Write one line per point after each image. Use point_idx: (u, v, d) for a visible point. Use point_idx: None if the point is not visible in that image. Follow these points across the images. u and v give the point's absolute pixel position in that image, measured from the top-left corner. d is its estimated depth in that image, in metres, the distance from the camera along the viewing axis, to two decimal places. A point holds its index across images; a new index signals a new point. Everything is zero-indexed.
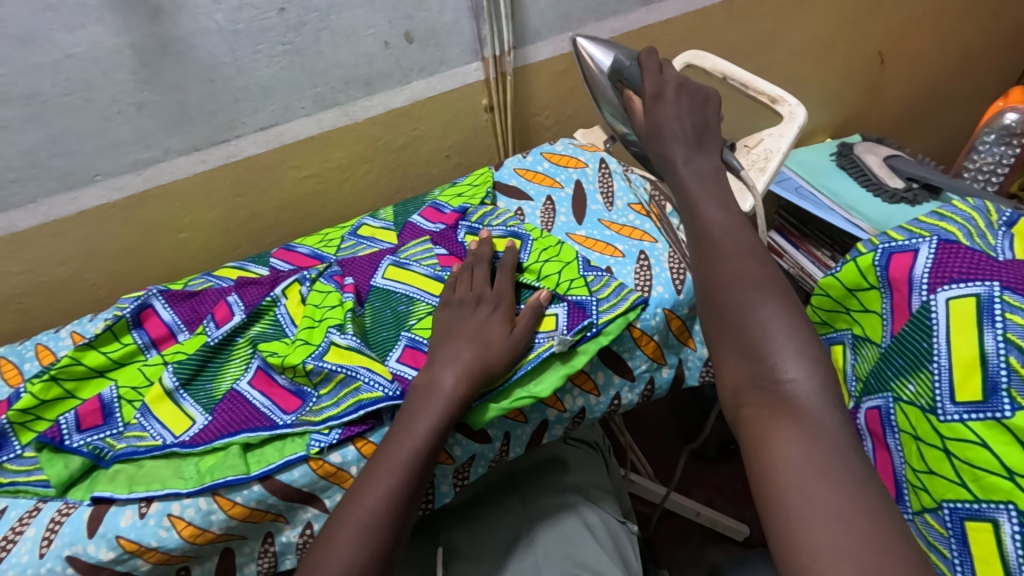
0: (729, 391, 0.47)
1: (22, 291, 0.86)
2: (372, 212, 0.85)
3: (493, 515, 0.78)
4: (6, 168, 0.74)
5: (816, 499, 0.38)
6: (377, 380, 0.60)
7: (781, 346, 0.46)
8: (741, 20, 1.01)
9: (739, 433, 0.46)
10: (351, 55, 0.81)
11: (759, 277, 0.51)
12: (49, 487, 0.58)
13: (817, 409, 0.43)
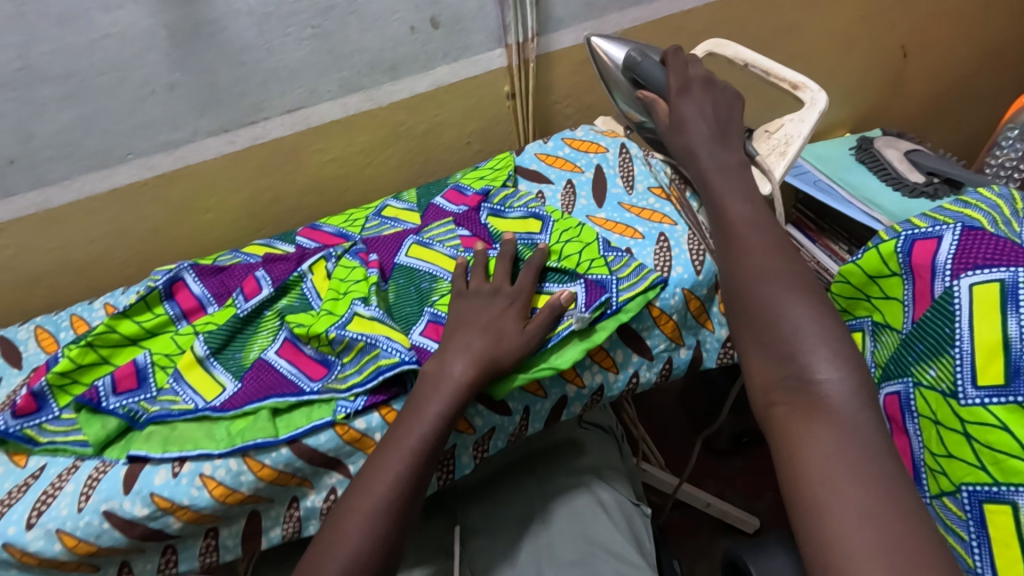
0: (760, 391, 0.48)
1: (53, 268, 0.87)
2: (396, 194, 0.86)
3: (509, 490, 0.80)
4: (43, 145, 0.76)
5: (846, 499, 0.39)
6: (395, 347, 0.61)
7: (813, 347, 0.46)
8: (762, 10, 1.02)
9: (770, 432, 0.47)
10: (377, 40, 0.81)
11: (785, 276, 0.51)
12: (87, 445, 0.60)
13: (847, 406, 0.44)
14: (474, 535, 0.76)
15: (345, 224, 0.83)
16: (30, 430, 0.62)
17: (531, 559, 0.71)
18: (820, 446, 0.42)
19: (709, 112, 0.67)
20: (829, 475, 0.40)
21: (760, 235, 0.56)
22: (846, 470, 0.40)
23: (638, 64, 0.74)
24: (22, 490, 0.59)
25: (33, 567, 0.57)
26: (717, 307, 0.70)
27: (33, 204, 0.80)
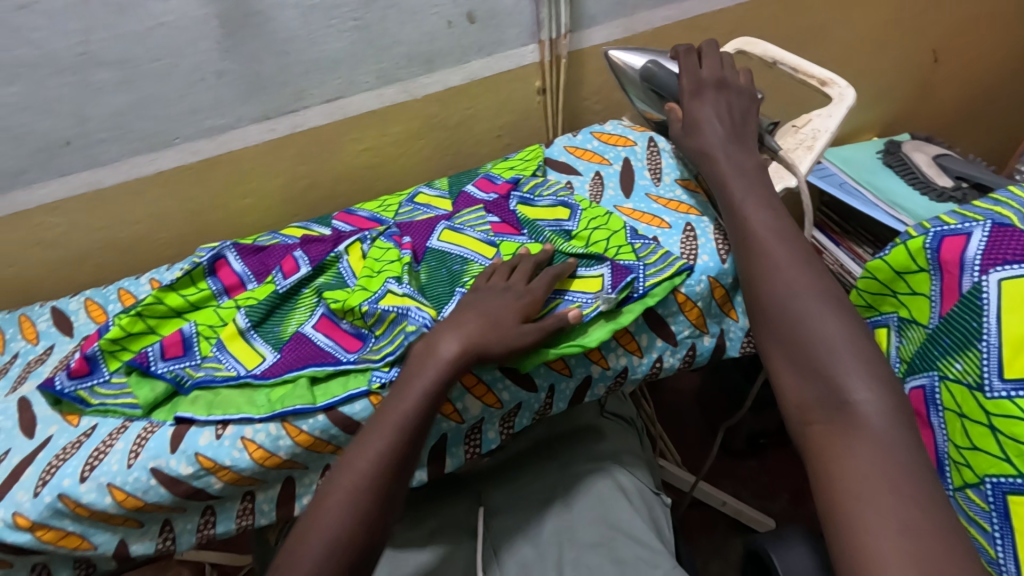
0: (795, 409, 0.50)
1: (99, 247, 0.88)
2: (428, 183, 0.90)
3: (530, 471, 0.82)
4: (96, 127, 0.77)
5: (882, 512, 0.40)
6: (424, 317, 0.63)
7: (848, 369, 0.48)
8: (792, 11, 1.04)
9: (805, 450, 0.48)
10: (415, 33, 0.84)
11: (816, 294, 0.53)
12: (137, 408, 0.64)
13: (883, 423, 0.45)
14: (496, 514, 0.76)
15: (379, 209, 0.86)
16: (83, 392, 0.65)
17: (552, 540, 0.72)
18: (856, 461, 0.43)
19: (724, 112, 0.70)
20: (862, 488, 0.42)
21: (789, 249, 0.58)
22: (882, 483, 0.42)
23: (656, 74, 0.77)
24: (76, 446, 0.62)
25: (84, 518, 0.60)
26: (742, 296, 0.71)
27: (85, 183, 0.81)
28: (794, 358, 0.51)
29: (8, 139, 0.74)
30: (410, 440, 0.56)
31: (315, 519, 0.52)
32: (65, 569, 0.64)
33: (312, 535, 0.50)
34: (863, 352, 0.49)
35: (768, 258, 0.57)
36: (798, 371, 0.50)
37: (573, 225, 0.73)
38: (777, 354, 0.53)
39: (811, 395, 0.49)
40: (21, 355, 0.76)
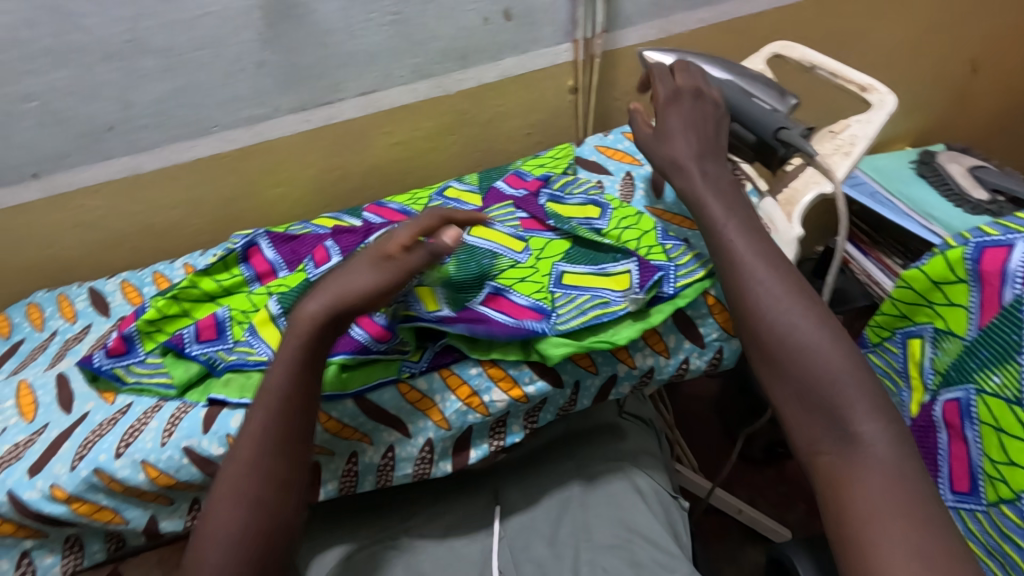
0: (803, 440, 0.52)
1: (134, 231, 0.90)
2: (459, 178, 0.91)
3: (544, 466, 0.80)
4: (139, 114, 0.79)
5: (902, 542, 0.45)
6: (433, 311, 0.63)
7: (851, 402, 0.51)
8: (829, 16, 1.02)
9: (814, 478, 0.52)
10: (452, 28, 0.84)
11: (817, 323, 0.55)
12: (171, 388, 0.65)
13: (886, 454, 0.49)
14: (513, 513, 0.75)
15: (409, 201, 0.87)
16: (120, 370, 0.67)
17: (568, 540, 0.72)
18: (871, 496, 0.47)
19: (696, 123, 0.65)
20: (878, 520, 0.46)
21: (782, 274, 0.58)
22: (895, 513, 0.46)
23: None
24: (112, 423, 0.64)
25: (118, 493, 0.62)
26: None
27: (125, 168, 0.83)
28: (796, 392, 0.53)
29: (54, 122, 0.76)
30: (278, 426, 0.56)
31: (217, 515, 0.54)
32: (96, 542, 0.66)
33: (214, 532, 0.54)
34: (860, 384, 0.52)
35: (761, 281, 0.57)
36: (801, 403, 0.53)
37: (603, 225, 0.73)
38: (775, 381, 0.55)
39: (815, 428, 0.52)
40: (60, 333, 0.79)
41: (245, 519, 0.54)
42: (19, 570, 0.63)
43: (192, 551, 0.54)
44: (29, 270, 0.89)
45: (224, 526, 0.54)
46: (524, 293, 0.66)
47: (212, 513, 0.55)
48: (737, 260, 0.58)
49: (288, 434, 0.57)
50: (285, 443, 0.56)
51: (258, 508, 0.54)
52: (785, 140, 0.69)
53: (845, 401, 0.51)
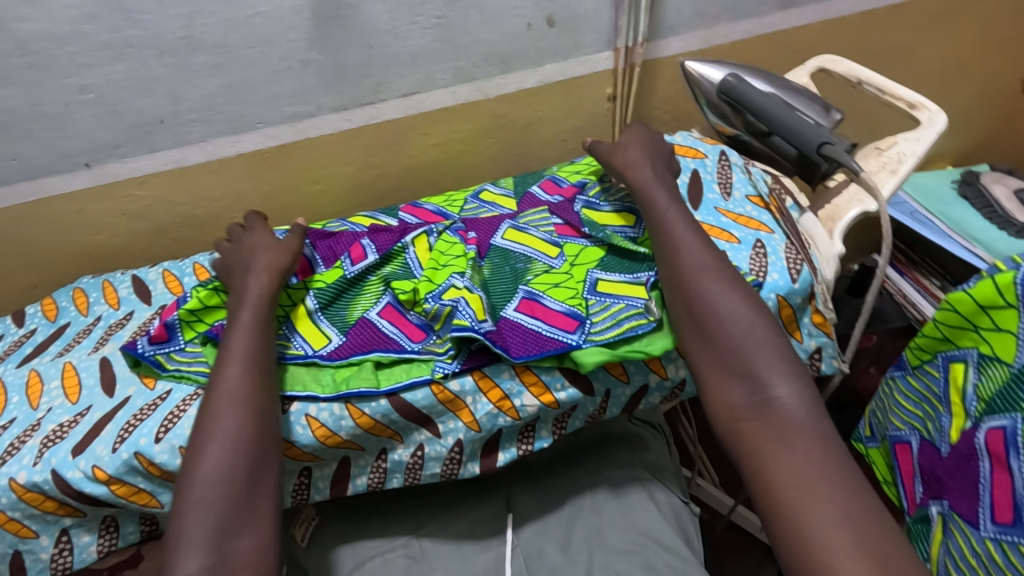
0: (727, 409, 0.58)
1: (176, 222, 0.92)
2: (494, 181, 0.91)
3: (554, 473, 0.76)
4: (188, 108, 0.81)
5: (828, 501, 0.50)
6: (470, 312, 0.63)
7: (769, 369, 0.58)
8: (876, 32, 1.01)
9: (740, 445, 0.57)
10: (495, 33, 0.85)
11: (737, 297, 0.62)
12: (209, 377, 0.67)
13: (800, 416, 0.56)
14: (525, 523, 0.71)
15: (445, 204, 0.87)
16: (161, 356, 0.68)
17: (581, 546, 0.68)
18: (794, 457, 0.53)
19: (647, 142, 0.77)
20: (802, 478, 0.52)
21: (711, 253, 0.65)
22: (816, 470, 0.52)
23: (735, 87, 0.76)
24: (152, 408, 0.66)
25: (155, 477, 0.63)
26: (810, 317, 0.69)
27: (172, 160, 0.85)
28: (719, 363, 0.60)
29: (108, 114, 0.78)
30: (259, 346, 0.63)
31: (212, 426, 0.58)
32: (131, 523, 0.67)
33: (214, 439, 0.57)
34: (772, 356, 0.59)
35: (691, 264, 0.64)
36: (725, 373, 0.59)
37: (635, 233, 0.74)
38: (700, 353, 0.61)
39: (738, 397, 0.58)
40: (103, 318, 0.82)
41: (245, 423, 0.58)
42: (58, 547, 0.65)
43: (180, 489, 0.55)
44: (75, 256, 0.92)
45: (223, 432, 0.57)
46: (558, 299, 0.66)
47: (204, 425, 0.58)
48: (672, 244, 0.66)
49: (266, 355, 0.63)
50: (265, 364, 0.62)
51: (252, 414, 0.58)
52: (828, 155, 0.69)
53: (762, 369, 0.58)
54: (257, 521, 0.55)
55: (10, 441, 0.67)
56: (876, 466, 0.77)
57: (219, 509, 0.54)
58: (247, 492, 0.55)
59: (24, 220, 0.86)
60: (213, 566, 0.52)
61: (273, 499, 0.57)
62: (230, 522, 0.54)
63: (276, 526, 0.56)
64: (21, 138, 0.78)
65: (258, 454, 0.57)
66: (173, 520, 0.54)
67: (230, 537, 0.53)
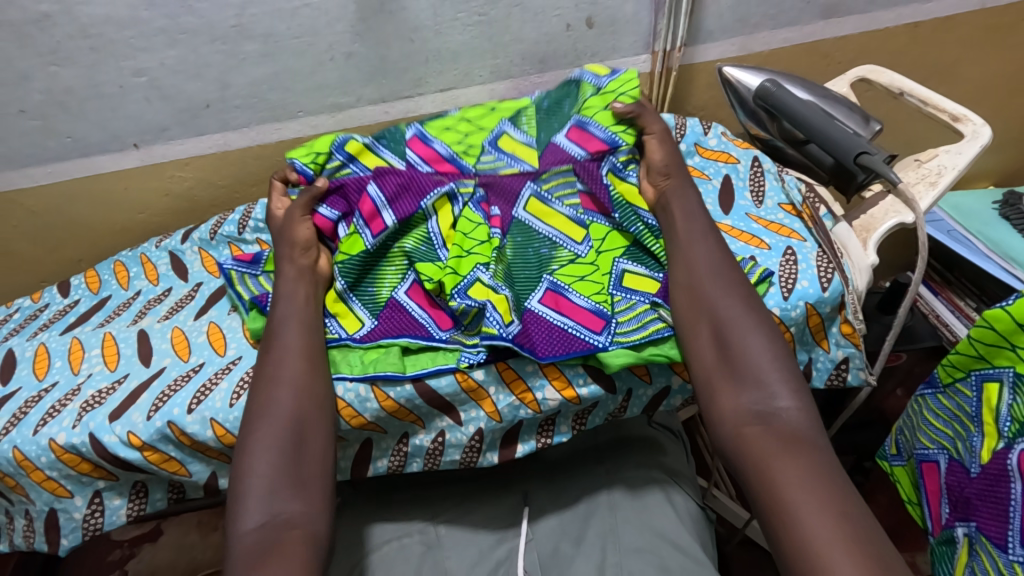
0: (732, 416, 0.57)
1: (216, 203, 0.95)
2: (514, 114, 0.84)
3: (572, 470, 0.75)
4: (234, 95, 0.83)
5: (827, 508, 0.49)
6: (497, 317, 0.63)
7: (777, 380, 0.57)
8: (921, 45, 0.99)
9: (739, 451, 0.56)
10: (535, 33, 0.86)
11: (749, 308, 0.61)
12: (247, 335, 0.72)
13: (805, 429, 0.55)
14: (542, 516, 0.71)
15: (460, 148, 0.80)
16: (236, 272, 0.76)
17: (595, 543, 0.67)
18: (797, 465, 0.52)
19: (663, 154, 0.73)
20: (805, 484, 0.51)
21: (713, 257, 0.65)
22: (818, 480, 0.51)
23: (773, 94, 0.76)
24: (185, 380, 0.69)
25: (185, 446, 0.65)
26: (838, 327, 0.68)
27: (215, 145, 0.88)
28: (727, 368, 0.59)
29: (159, 97, 0.82)
30: (308, 334, 0.65)
31: (264, 403, 0.60)
32: (159, 491, 0.70)
33: (267, 415, 0.59)
34: (784, 368, 0.58)
35: (706, 274, 0.63)
36: (732, 381, 0.58)
37: (656, 221, 0.70)
38: (710, 361, 0.60)
39: (744, 404, 0.57)
40: (143, 293, 0.86)
41: (292, 403, 0.60)
42: (90, 508, 0.68)
43: (240, 469, 0.57)
44: (120, 233, 0.96)
45: (281, 407, 0.60)
46: (584, 294, 0.66)
47: (259, 402, 0.61)
48: (687, 252, 0.65)
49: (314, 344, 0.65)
50: (313, 353, 0.64)
51: (305, 393, 0.61)
52: (865, 165, 0.68)
53: (773, 378, 0.57)
54: (308, 489, 0.56)
55: (51, 403, 0.70)
56: (900, 484, 0.76)
57: (272, 477, 0.56)
58: (295, 461, 0.57)
59: (74, 195, 0.90)
60: (269, 525, 0.54)
61: (326, 470, 0.59)
62: (282, 488, 0.56)
63: (327, 495, 0.58)
64: (78, 118, 0.81)
65: (305, 431, 0.59)
66: (232, 486, 0.57)
67: (282, 502, 0.55)
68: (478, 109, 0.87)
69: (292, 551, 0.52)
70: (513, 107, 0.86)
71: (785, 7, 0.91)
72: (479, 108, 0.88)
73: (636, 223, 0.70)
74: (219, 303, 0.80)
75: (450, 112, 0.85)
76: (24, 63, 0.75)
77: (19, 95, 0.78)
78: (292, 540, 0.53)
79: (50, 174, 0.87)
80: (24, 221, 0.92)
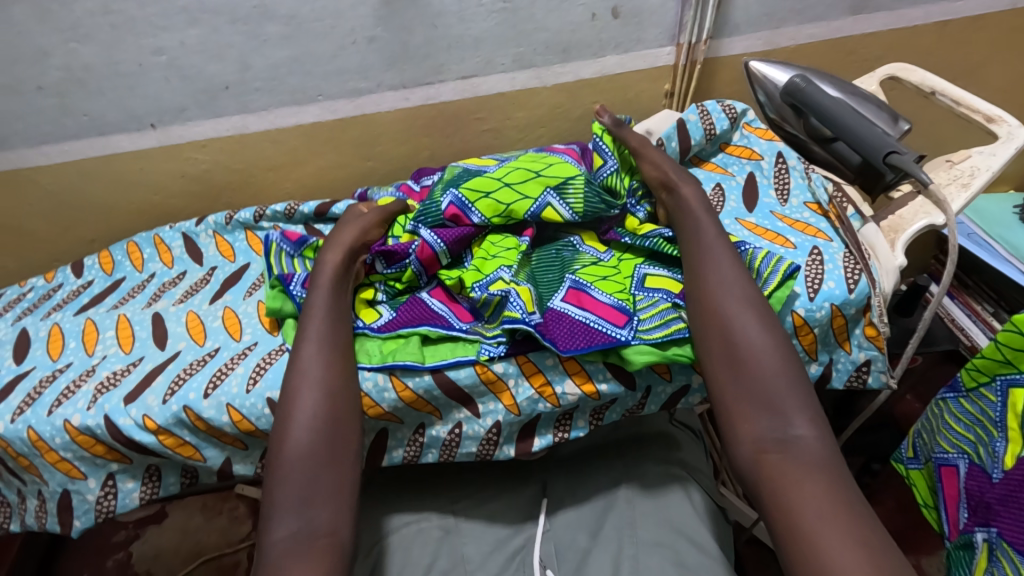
0: (751, 441, 0.55)
1: (232, 187, 0.94)
2: (560, 181, 0.71)
3: (592, 464, 0.75)
4: (254, 77, 0.82)
5: (846, 532, 0.48)
6: (521, 303, 0.62)
7: (795, 407, 0.56)
8: (950, 44, 0.98)
9: (755, 474, 0.54)
10: (559, 21, 0.85)
11: (768, 329, 0.59)
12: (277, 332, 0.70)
13: (824, 456, 0.53)
14: (561, 509, 0.71)
15: (499, 221, 0.70)
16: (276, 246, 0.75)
17: (611, 535, 0.66)
18: (818, 493, 0.51)
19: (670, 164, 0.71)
20: (825, 516, 0.50)
21: (726, 260, 0.63)
22: (839, 510, 0.50)
23: (803, 90, 0.74)
24: (201, 364, 0.68)
25: (201, 431, 0.64)
26: (862, 329, 0.67)
27: (233, 127, 0.87)
28: (746, 393, 0.57)
29: (179, 78, 0.81)
30: (338, 328, 0.63)
31: (292, 403, 0.58)
32: (173, 475, 0.69)
33: (295, 420, 0.57)
34: (801, 395, 0.56)
35: (725, 287, 0.61)
36: (751, 405, 0.56)
37: (672, 231, 0.69)
38: (728, 384, 0.58)
39: (762, 429, 0.55)
40: (158, 275, 0.86)
41: (323, 406, 0.58)
42: (103, 491, 0.67)
43: (271, 474, 0.56)
44: (134, 213, 0.95)
45: (303, 407, 0.58)
46: (606, 292, 0.65)
47: (289, 401, 0.58)
48: (705, 255, 0.63)
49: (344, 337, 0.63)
50: (343, 348, 0.62)
51: (339, 393, 0.59)
52: (893, 164, 0.66)
53: (790, 404, 0.56)
54: (340, 495, 0.55)
55: (66, 384, 0.70)
56: (916, 488, 0.74)
57: (304, 483, 0.55)
58: (327, 465, 0.56)
59: (89, 174, 0.89)
60: (300, 534, 0.52)
61: (356, 474, 0.57)
62: (317, 496, 0.54)
63: (357, 500, 0.56)
64: (96, 95, 0.80)
65: (337, 432, 0.57)
66: (264, 492, 0.56)
67: (315, 509, 0.54)
68: (519, 168, 0.72)
69: (319, 560, 0.51)
70: (557, 171, 0.72)
71: (813, 2, 0.89)
72: (522, 167, 0.73)
73: (651, 237, 0.69)
74: (233, 289, 0.80)
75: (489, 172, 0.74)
76: (43, 38, 0.74)
77: (38, 71, 0.77)
78: (321, 550, 0.52)
79: (66, 153, 0.86)
80: (38, 199, 0.91)
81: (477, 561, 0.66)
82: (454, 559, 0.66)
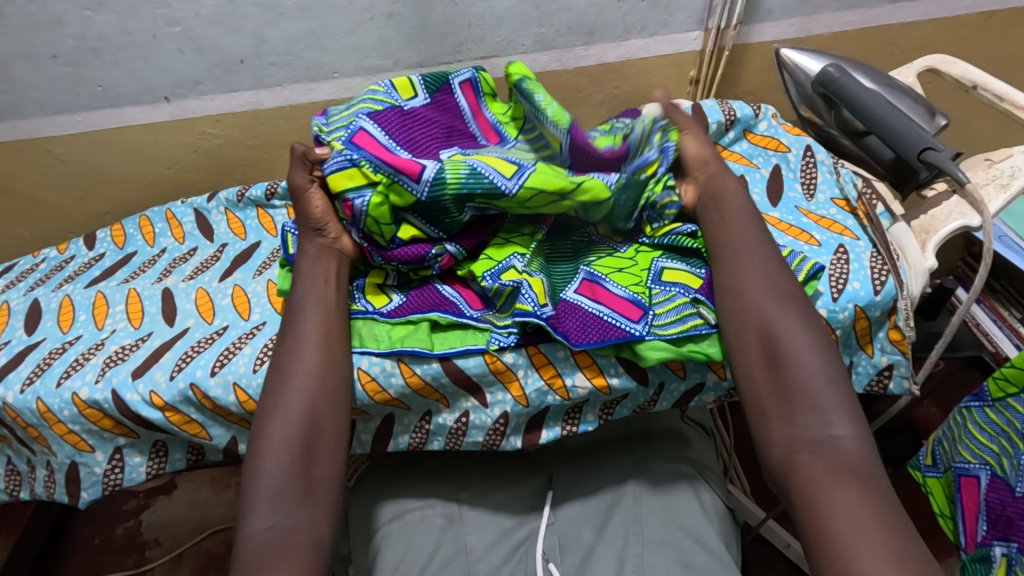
0: (784, 442, 0.54)
1: (246, 162, 0.94)
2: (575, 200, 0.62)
3: (598, 457, 0.74)
4: (269, 51, 0.81)
5: (866, 541, 0.47)
6: (533, 295, 0.60)
7: (836, 407, 0.53)
8: (994, 36, 0.93)
9: (789, 481, 0.53)
10: (584, 2, 0.82)
11: (808, 330, 0.56)
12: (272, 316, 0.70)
13: (862, 460, 0.51)
14: (566, 502, 0.70)
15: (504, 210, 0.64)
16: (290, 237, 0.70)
17: (617, 532, 0.65)
18: (852, 500, 0.49)
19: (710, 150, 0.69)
20: (857, 523, 0.48)
21: (759, 254, 0.61)
22: (870, 514, 0.48)
23: (836, 80, 0.70)
24: (208, 342, 0.68)
25: (207, 410, 0.64)
26: (886, 333, 0.64)
27: (247, 102, 0.86)
28: (780, 394, 0.55)
29: (193, 49, 0.79)
30: (334, 322, 0.62)
31: (281, 397, 0.58)
32: (179, 451, 0.69)
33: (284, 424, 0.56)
34: (841, 395, 0.54)
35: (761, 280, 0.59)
36: (785, 405, 0.54)
37: (695, 226, 0.66)
38: (764, 381, 0.56)
39: (797, 430, 0.53)
40: (168, 251, 0.86)
41: (309, 414, 0.57)
42: (111, 464, 0.67)
43: (259, 472, 0.55)
44: (147, 185, 0.95)
45: (296, 402, 0.57)
46: (621, 284, 0.63)
47: (272, 389, 0.58)
48: (736, 253, 0.61)
49: (342, 333, 0.62)
50: (331, 339, 0.60)
51: (320, 387, 0.58)
52: (929, 162, 0.63)
53: (827, 404, 0.53)
54: (314, 493, 0.55)
55: (75, 356, 0.70)
56: (932, 497, 0.70)
57: (281, 478, 0.54)
58: (305, 462, 0.55)
59: (104, 146, 0.88)
60: (278, 529, 0.52)
61: (337, 471, 0.57)
62: (300, 501, 0.54)
63: (334, 494, 0.56)
64: (110, 66, 0.80)
65: (315, 440, 0.56)
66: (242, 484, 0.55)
67: (291, 508, 0.53)
68: (544, 191, 0.60)
69: (296, 557, 0.51)
70: (589, 193, 0.61)
71: None
72: (548, 187, 0.60)
73: (671, 233, 0.66)
74: (244, 266, 0.80)
75: (510, 191, 0.59)
76: (58, 6, 0.73)
77: (52, 39, 0.76)
78: (298, 547, 0.52)
79: (80, 123, 0.85)
80: (53, 169, 0.90)
81: (480, 551, 0.66)
82: (457, 548, 0.66)
